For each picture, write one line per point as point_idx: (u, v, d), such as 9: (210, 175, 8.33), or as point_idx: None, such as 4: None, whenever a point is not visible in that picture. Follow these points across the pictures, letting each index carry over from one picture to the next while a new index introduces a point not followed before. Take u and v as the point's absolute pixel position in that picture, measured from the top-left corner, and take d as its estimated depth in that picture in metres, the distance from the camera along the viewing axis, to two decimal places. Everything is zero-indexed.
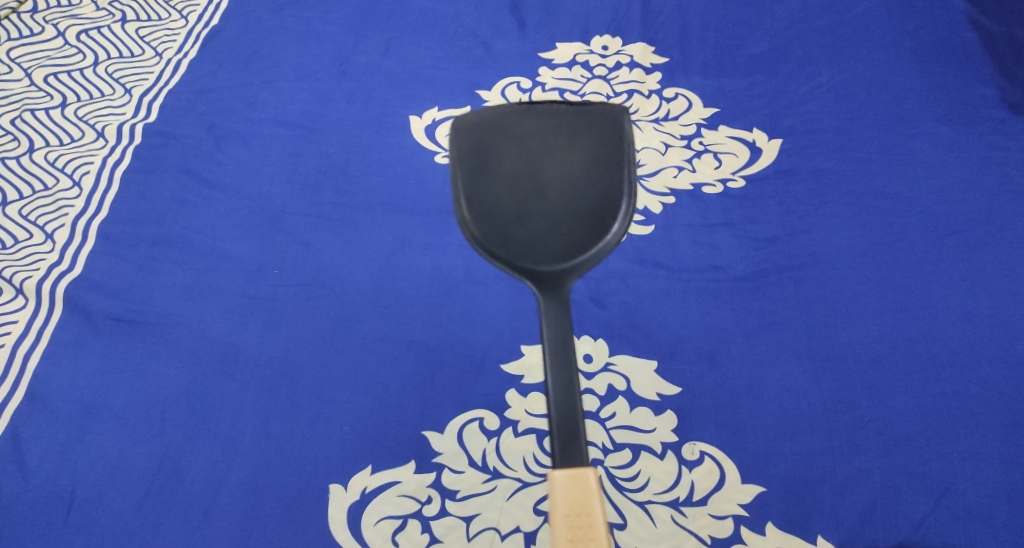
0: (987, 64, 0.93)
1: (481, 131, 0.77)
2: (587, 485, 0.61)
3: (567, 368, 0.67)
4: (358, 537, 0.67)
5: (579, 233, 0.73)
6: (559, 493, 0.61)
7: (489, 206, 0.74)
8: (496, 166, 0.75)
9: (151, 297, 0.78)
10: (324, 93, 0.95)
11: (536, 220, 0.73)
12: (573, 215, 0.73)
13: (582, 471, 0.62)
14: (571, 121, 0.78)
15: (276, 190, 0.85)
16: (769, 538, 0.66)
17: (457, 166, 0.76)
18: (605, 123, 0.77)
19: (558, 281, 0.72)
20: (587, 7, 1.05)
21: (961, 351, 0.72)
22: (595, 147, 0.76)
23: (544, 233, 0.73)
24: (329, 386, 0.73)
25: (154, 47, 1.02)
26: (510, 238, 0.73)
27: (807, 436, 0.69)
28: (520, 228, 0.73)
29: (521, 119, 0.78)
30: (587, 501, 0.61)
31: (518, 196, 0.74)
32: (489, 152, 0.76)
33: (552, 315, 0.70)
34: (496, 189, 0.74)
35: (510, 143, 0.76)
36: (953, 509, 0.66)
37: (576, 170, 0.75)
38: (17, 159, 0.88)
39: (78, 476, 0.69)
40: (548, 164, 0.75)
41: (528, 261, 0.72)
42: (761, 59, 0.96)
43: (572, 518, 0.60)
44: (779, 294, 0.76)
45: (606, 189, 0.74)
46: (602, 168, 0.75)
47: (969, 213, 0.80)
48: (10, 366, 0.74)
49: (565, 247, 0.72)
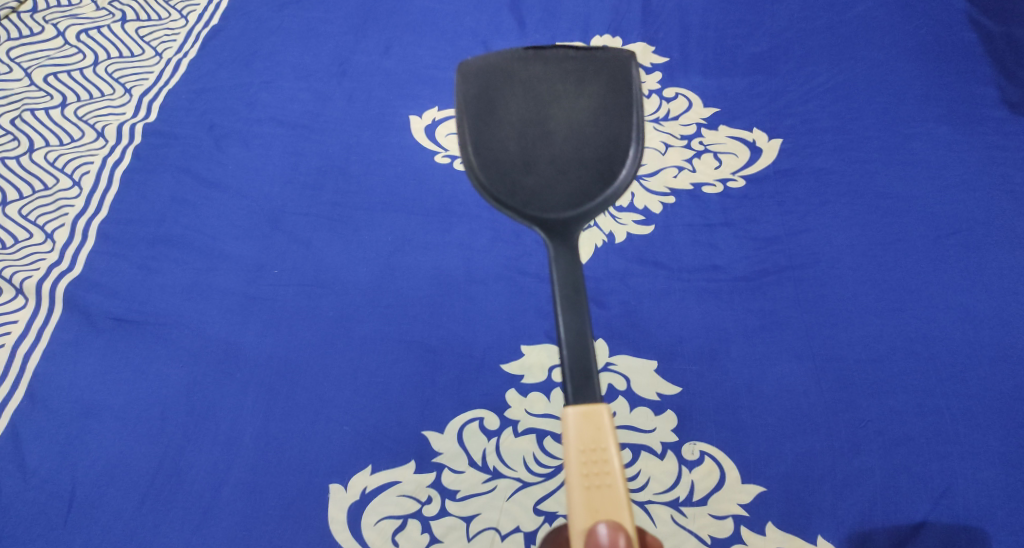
0: (987, 64, 0.93)
1: (490, 77, 0.71)
2: (602, 423, 0.57)
3: (578, 308, 0.60)
4: (358, 537, 0.67)
5: (588, 181, 0.67)
6: (572, 433, 0.56)
7: (495, 152, 0.68)
8: (502, 111, 0.69)
9: (151, 297, 0.78)
10: (324, 93, 0.95)
11: (543, 167, 0.67)
12: (582, 162, 0.68)
13: (595, 409, 0.57)
14: (578, 66, 0.71)
15: (275, 190, 0.85)
16: (768, 538, 0.66)
17: (462, 115, 0.70)
18: (615, 69, 0.71)
19: (566, 229, 0.65)
20: (588, 6, 1.05)
21: (962, 350, 0.72)
22: (605, 92, 0.70)
23: (551, 179, 0.67)
24: (329, 386, 0.73)
25: (154, 47, 1.02)
26: (516, 187, 0.67)
27: (807, 436, 0.69)
28: (526, 176, 0.67)
29: (528, 66, 0.71)
30: (602, 438, 0.56)
31: (526, 142, 0.68)
32: (491, 97, 0.70)
33: (562, 259, 0.63)
34: (502, 136, 0.68)
35: (516, 89, 0.70)
36: (953, 509, 0.66)
37: (585, 118, 0.69)
38: (16, 159, 0.88)
39: (77, 475, 0.69)
40: (556, 109, 0.69)
41: (536, 209, 0.66)
42: (762, 59, 0.96)
43: (585, 455, 0.56)
44: (779, 294, 0.76)
45: (615, 136, 0.69)
46: (612, 114, 0.69)
47: (969, 213, 0.80)
48: (10, 367, 0.74)
49: (574, 194, 0.67)
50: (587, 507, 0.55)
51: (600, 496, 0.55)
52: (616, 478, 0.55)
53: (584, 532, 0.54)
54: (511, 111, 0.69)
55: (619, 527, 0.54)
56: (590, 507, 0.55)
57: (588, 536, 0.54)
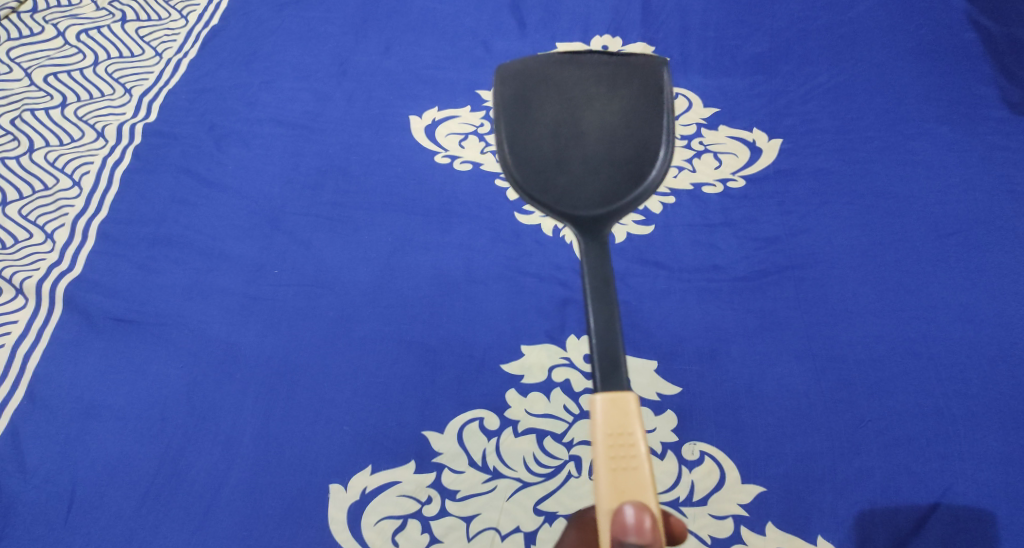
0: (987, 64, 0.93)
1: (527, 81, 0.70)
2: (629, 408, 0.54)
3: (607, 303, 0.57)
4: (358, 537, 0.67)
5: (619, 180, 0.65)
6: (598, 417, 0.54)
7: (530, 152, 0.67)
8: (536, 112, 0.68)
9: (150, 297, 0.78)
10: (324, 93, 0.95)
11: (576, 166, 0.65)
12: (613, 162, 0.65)
13: (622, 395, 0.55)
14: (611, 73, 0.69)
15: (275, 189, 0.86)
16: (769, 538, 0.66)
17: (499, 119, 0.69)
18: (646, 80, 0.69)
19: (597, 225, 0.63)
20: (588, 6, 1.05)
21: (962, 351, 0.72)
22: (636, 95, 0.68)
23: (582, 178, 0.65)
24: (330, 386, 0.73)
25: (154, 47, 1.02)
26: (548, 184, 0.65)
27: (807, 436, 0.69)
28: (559, 174, 0.65)
29: (564, 72, 0.70)
30: (628, 423, 0.54)
31: (559, 141, 0.66)
32: (528, 100, 0.69)
33: (592, 252, 0.61)
34: (536, 136, 0.67)
35: (552, 93, 0.69)
36: (953, 509, 0.66)
37: (616, 120, 0.67)
38: (16, 159, 0.88)
39: (78, 475, 0.69)
40: (589, 112, 0.67)
41: (567, 206, 0.64)
42: (762, 59, 0.97)
43: (612, 439, 0.54)
44: (778, 294, 0.76)
45: (646, 138, 0.66)
46: (644, 117, 0.67)
47: (968, 213, 0.80)
48: (10, 367, 0.74)
49: (604, 192, 0.64)
50: (613, 489, 0.53)
51: (627, 478, 0.53)
52: (642, 461, 0.53)
53: (610, 513, 0.53)
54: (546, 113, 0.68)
55: (644, 508, 0.52)
56: (616, 487, 0.53)
57: (614, 516, 0.52)
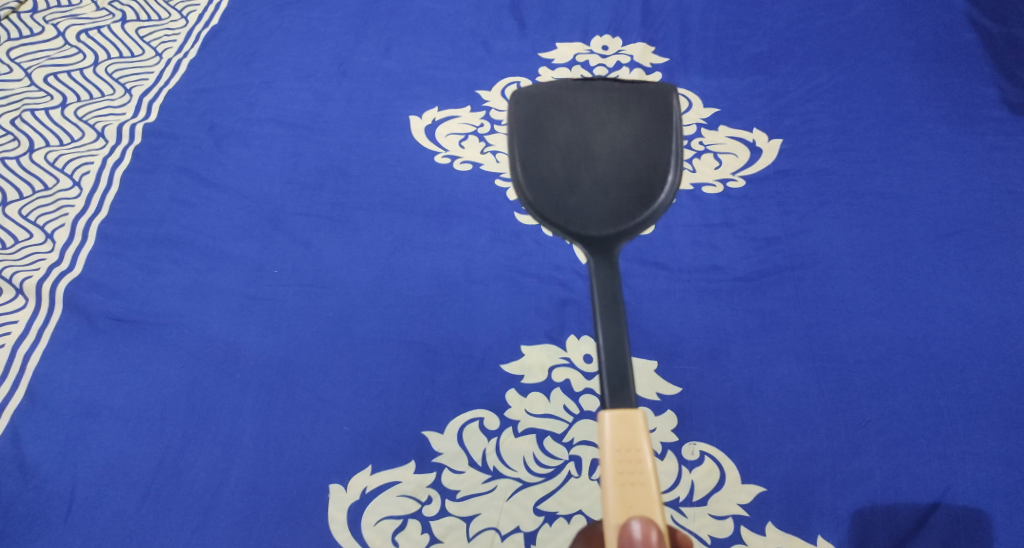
0: (986, 64, 0.93)
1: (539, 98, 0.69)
2: (637, 423, 0.55)
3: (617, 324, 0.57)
4: (358, 537, 0.67)
5: (629, 203, 0.64)
6: (606, 432, 0.54)
7: (540, 170, 0.66)
8: (549, 131, 0.67)
9: (150, 297, 0.78)
10: (324, 93, 0.95)
11: (586, 188, 0.65)
12: (622, 183, 0.65)
13: (630, 410, 0.55)
14: (623, 96, 0.68)
15: (275, 189, 0.86)
16: (768, 538, 0.66)
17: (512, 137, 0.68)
18: (658, 102, 0.68)
19: (606, 248, 0.62)
20: (588, 6, 1.05)
21: (962, 350, 0.72)
22: (648, 121, 0.67)
23: (593, 200, 0.64)
24: (329, 386, 0.73)
25: (154, 47, 1.02)
26: (559, 205, 0.64)
27: (807, 436, 0.69)
28: (570, 195, 0.65)
29: (576, 93, 0.69)
30: (636, 438, 0.54)
31: (570, 162, 0.66)
32: (541, 118, 0.68)
33: (602, 273, 0.60)
34: (548, 156, 0.66)
35: (564, 112, 0.68)
36: (953, 509, 0.66)
37: (627, 143, 0.66)
38: (16, 159, 0.88)
39: (78, 476, 0.69)
40: (601, 135, 0.67)
41: (576, 227, 0.64)
42: (762, 59, 0.97)
43: (621, 454, 0.54)
44: (778, 294, 0.76)
45: (656, 161, 0.66)
46: (655, 141, 0.67)
47: (968, 213, 0.80)
48: (10, 367, 0.74)
49: (614, 214, 0.64)
50: (621, 503, 0.53)
51: (634, 493, 0.53)
52: (650, 476, 0.53)
53: (617, 528, 0.52)
54: (558, 133, 0.67)
55: (651, 522, 0.52)
56: (623, 502, 0.53)
57: (621, 531, 0.52)
